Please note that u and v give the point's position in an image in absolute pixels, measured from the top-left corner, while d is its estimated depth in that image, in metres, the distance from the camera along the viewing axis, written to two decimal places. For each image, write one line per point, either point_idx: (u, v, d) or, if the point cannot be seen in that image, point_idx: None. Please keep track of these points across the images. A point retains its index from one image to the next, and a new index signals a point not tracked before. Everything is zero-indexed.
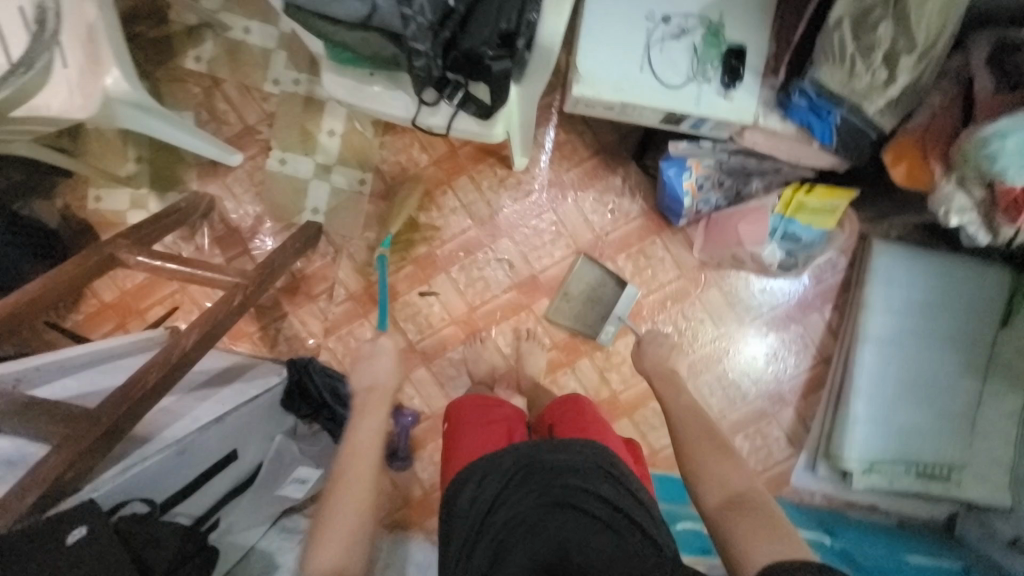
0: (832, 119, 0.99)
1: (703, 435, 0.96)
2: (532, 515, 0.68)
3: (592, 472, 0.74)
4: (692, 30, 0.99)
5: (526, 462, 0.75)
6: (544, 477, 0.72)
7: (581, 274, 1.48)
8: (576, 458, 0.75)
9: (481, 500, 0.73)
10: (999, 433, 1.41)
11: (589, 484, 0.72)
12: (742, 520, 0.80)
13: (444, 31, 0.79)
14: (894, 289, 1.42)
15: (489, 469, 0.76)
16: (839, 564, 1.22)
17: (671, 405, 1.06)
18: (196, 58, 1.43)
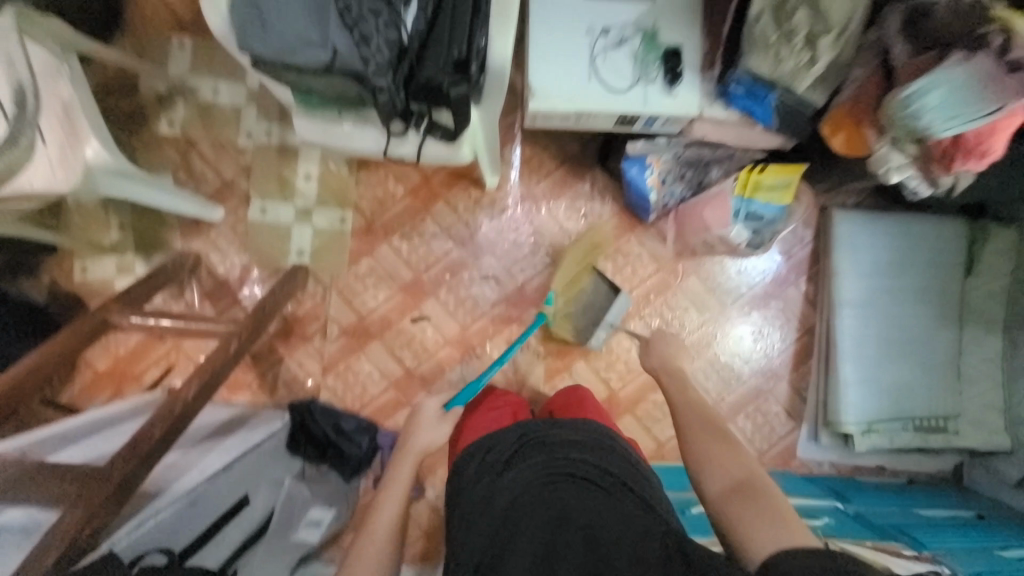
0: (769, 101, 1.07)
1: (705, 427, 0.95)
2: (533, 479, 0.73)
3: (588, 441, 0.80)
4: (630, 38, 1.07)
5: (527, 437, 0.81)
6: (540, 446, 0.78)
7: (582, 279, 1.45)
8: (573, 432, 0.81)
9: (486, 470, 0.79)
10: (985, 377, 1.47)
11: (583, 451, 0.77)
12: (747, 507, 0.79)
13: (402, 66, 0.86)
14: (859, 253, 1.50)
15: (490, 447, 0.83)
16: (856, 526, 1.23)
17: (675, 397, 1.05)
18: (169, 123, 1.49)
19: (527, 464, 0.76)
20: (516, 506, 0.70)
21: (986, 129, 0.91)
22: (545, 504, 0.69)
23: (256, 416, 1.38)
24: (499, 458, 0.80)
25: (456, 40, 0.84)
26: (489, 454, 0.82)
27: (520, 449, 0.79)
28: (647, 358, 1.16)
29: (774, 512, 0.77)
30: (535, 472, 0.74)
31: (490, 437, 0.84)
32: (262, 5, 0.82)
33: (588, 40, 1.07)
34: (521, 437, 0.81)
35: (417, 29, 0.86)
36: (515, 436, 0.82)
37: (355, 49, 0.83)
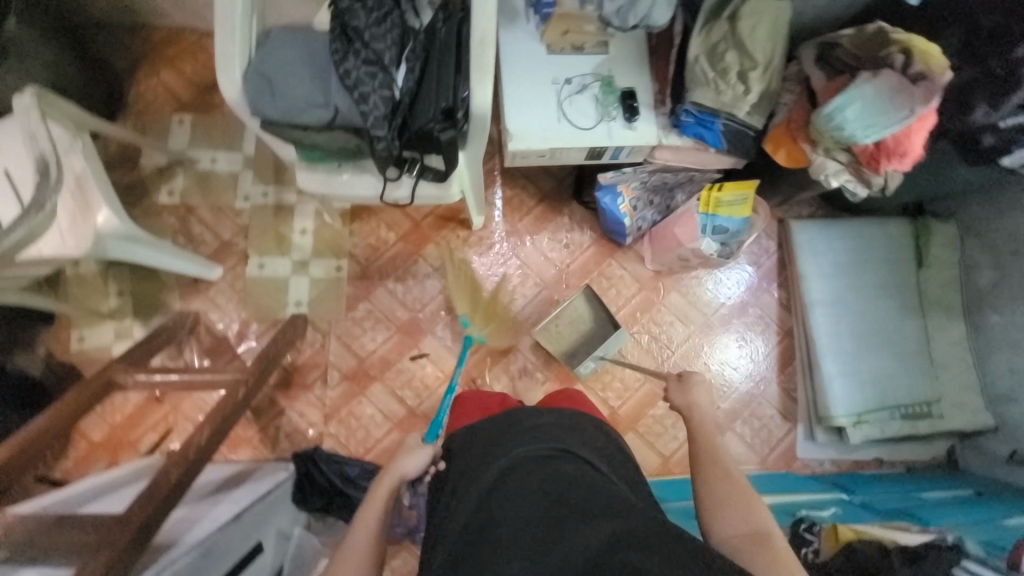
0: (717, 127, 1.21)
1: (720, 470, 0.88)
2: (521, 460, 0.69)
3: (584, 422, 0.79)
4: (591, 84, 1.23)
5: (510, 421, 0.77)
6: (537, 428, 0.74)
7: (576, 305, 1.56)
8: (559, 416, 0.77)
9: (471, 457, 0.74)
10: (957, 360, 1.57)
11: (580, 438, 0.75)
12: (764, 561, 0.75)
13: (396, 118, 0.98)
14: (820, 257, 1.63)
15: (484, 429, 0.78)
16: (861, 513, 1.27)
17: (692, 433, 0.96)
18: (169, 193, 1.57)
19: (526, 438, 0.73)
20: (515, 475, 0.67)
21: (902, 134, 1.07)
22: (546, 472, 0.67)
23: (257, 470, 1.37)
24: (481, 443, 0.75)
25: (443, 93, 0.97)
26: (471, 441, 0.78)
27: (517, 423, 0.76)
28: (678, 397, 1.03)
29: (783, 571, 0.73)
30: (534, 445, 0.71)
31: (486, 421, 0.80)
32: (273, 76, 0.94)
33: (554, 88, 1.22)
34: (518, 418, 0.77)
35: (409, 85, 0.98)
36: (511, 416, 0.78)
37: (355, 106, 0.95)
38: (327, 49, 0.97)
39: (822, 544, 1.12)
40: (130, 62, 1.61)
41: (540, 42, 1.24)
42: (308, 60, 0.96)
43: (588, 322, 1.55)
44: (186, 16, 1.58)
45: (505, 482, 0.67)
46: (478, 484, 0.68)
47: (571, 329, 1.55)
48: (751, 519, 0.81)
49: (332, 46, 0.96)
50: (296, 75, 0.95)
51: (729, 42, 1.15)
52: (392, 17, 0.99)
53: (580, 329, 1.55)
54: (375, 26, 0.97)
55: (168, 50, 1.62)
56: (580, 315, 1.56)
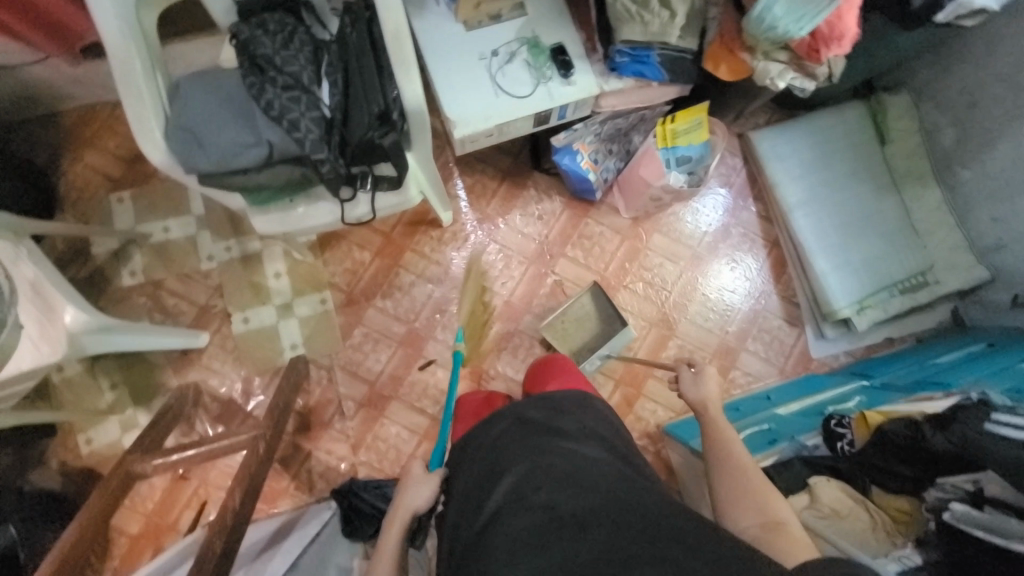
0: (653, 59, 1.18)
1: (733, 464, 0.92)
2: (522, 454, 0.80)
3: (573, 411, 0.91)
4: (518, 50, 1.19)
5: (509, 416, 0.90)
6: (532, 421, 0.87)
7: (582, 302, 1.57)
8: (548, 408, 0.91)
9: (481, 453, 0.87)
10: (940, 223, 1.59)
11: (569, 425, 0.87)
12: (783, 545, 0.80)
13: (333, 135, 0.95)
14: (786, 161, 1.63)
15: (487, 428, 0.91)
16: (881, 394, 1.30)
17: (708, 421, 1.03)
18: (131, 274, 1.53)
19: (522, 432, 0.85)
20: (512, 465, 0.78)
21: (834, 17, 1.05)
22: (536, 461, 0.77)
23: (302, 518, 1.38)
24: (488, 438, 0.88)
25: (372, 98, 0.94)
26: (480, 435, 0.91)
27: (514, 423, 0.88)
28: (690, 390, 1.10)
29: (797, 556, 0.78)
30: (527, 439, 0.83)
31: (487, 425, 0.92)
32: (195, 128, 0.90)
33: (483, 63, 1.19)
34: (513, 417, 0.89)
35: (336, 101, 0.95)
36: (510, 416, 0.90)
37: (288, 135, 0.91)
38: (242, 85, 0.93)
39: (855, 433, 1.11)
40: (51, 153, 1.54)
41: (456, 20, 1.19)
42: (225, 102, 0.92)
43: (595, 320, 1.57)
44: (93, 92, 1.51)
45: (503, 473, 0.78)
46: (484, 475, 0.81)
47: (579, 326, 1.57)
48: (766, 508, 0.86)
49: (245, 82, 0.92)
50: (217, 121, 0.91)
51: None
52: (298, 36, 0.95)
53: (587, 327, 1.57)
54: (284, 50, 0.93)
55: (86, 131, 1.55)
56: (586, 312, 1.57)
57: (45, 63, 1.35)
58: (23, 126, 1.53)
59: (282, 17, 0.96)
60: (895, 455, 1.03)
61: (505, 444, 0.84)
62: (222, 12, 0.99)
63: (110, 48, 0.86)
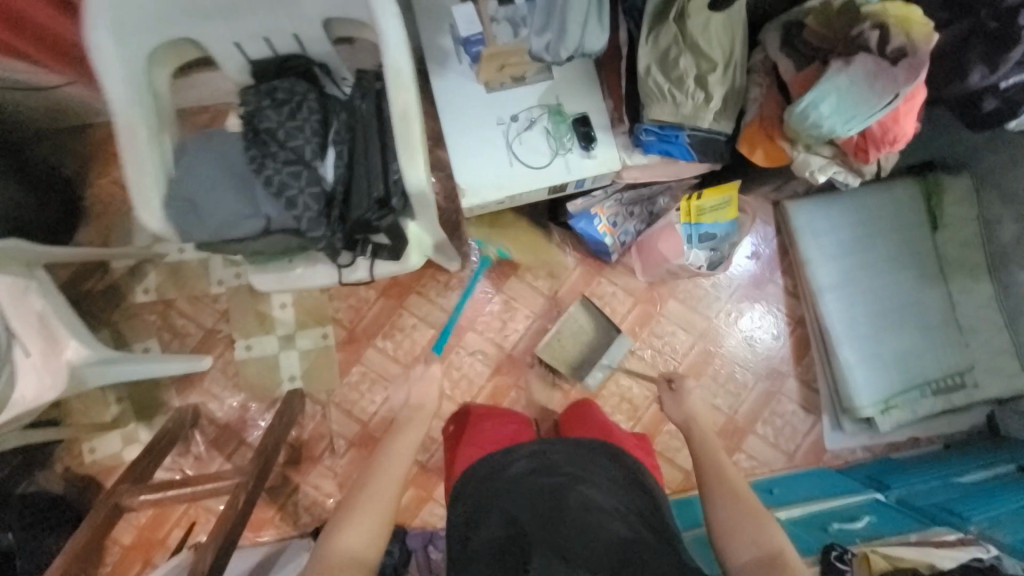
0: (682, 140, 1.10)
1: (741, 518, 0.88)
2: (543, 500, 0.79)
3: (599, 456, 0.87)
4: (539, 117, 1.14)
5: (534, 451, 0.87)
6: (557, 464, 0.84)
7: (576, 317, 1.54)
8: (573, 450, 0.87)
9: (499, 479, 0.84)
10: (986, 323, 1.46)
11: (594, 472, 0.84)
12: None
13: (333, 211, 0.92)
14: (822, 238, 1.51)
15: (505, 457, 0.88)
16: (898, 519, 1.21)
17: (698, 446, 1.06)
18: (144, 291, 1.56)
19: (537, 474, 0.83)
20: (531, 509, 0.77)
21: (888, 119, 0.95)
22: (551, 508, 0.77)
23: (284, 553, 1.39)
24: (510, 466, 0.86)
25: (374, 181, 0.91)
26: (501, 459, 0.88)
27: (530, 460, 0.86)
28: (673, 406, 1.21)
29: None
30: (544, 485, 0.81)
31: (499, 453, 0.89)
32: (195, 199, 0.89)
33: (501, 129, 1.13)
34: (533, 452, 0.87)
35: (340, 174, 0.92)
36: (527, 451, 0.87)
37: (286, 211, 0.89)
38: (243, 156, 0.90)
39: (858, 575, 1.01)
40: (79, 166, 1.58)
41: (478, 80, 1.14)
42: (226, 172, 0.90)
43: (589, 331, 1.53)
44: None
45: (520, 514, 0.77)
46: (501, 507, 0.79)
47: (574, 341, 1.54)
48: (763, 541, 0.85)
49: (247, 154, 0.90)
50: (217, 191, 0.89)
51: (681, 46, 1.03)
52: (307, 106, 0.92)
53: (582, 342, 1.54)
54: (289, 122, 0.91)
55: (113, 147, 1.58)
56: (581, 327, 1.54)
57: (77, 87, 1.38)
58: (54, 136, 1.57)
59: (293, 83, 0.93)
60: None
61: (518, 481, 0.83)
62: (235, 70, 0.97)
63: (117, 115, 0.84)
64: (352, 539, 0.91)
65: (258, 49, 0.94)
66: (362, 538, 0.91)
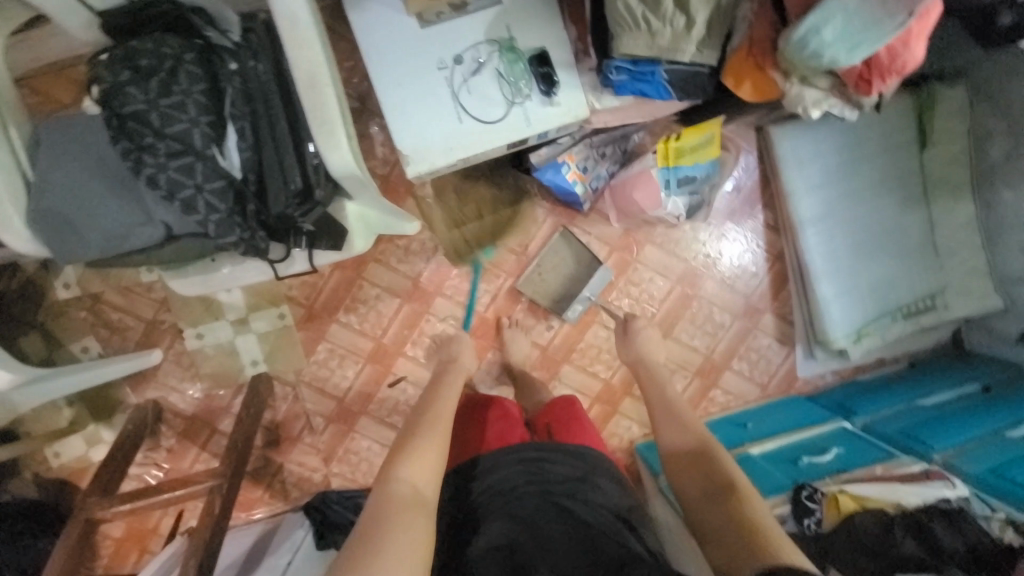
0: (659, 77, 0.92)
1: (691, 455, 0.90)
2: (549, 512, 0.74)
3: (598, 472, 0.84)
4: (488, 58, 0.94)
5: (536, 458, 0.82)
6: (558, 474, 0.81)
7: (557, 248, 1.46)
8: (574, 463, 0.83)
9: (500, 486, 0.79)
10: (964, 244, 1.43)
11: (594, 488, 0.81)
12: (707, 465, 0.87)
13: (247, 208, 0.76)
14: (807, 168, 1.40)
15: (504, 461, 0.83)
16: (866, 454, 1.26)
17: (650, 380, 1.10)
18: (64, 286, 1.38)
19: (532, 481, 0.79)
20: (535, 521, 0.73)
21: (899, 42, 0.80)
22: (545, 517, 0.74)
23: (279, 530, 1.39)
24: (512, 470, 0.81)
25: (289, 171, 0.75)
26: (503, 466, 0.82)
27: (529, 464, 0.82)
28: (626, 348, 1.18)
29: (783, 546, 0.70)
30: (535, 496, 0.77)
31: (496, 453, 0.84)
32: (65, 210, 0.72)
33: (443, 76, 0.93)
34: (534, 458, 0.82)
35: (246, 159, 0.74)
36: (527, 454, 0.83)
37: (186, 215, 0.73)
38: (114, 150, 0.73)
39: (824, 513, 1.11)
40: None
41: (407, 13, 0.91)
42: (101, 171, 0.73)
43: (571, 262, 1.47)
44: None
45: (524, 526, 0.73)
46: (502, 516, 0.74)
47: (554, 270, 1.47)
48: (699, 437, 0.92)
49: (119, 148, 0.72)
50: (91, 197, 0.72)
51: None
52: (184, 72, 0.72)
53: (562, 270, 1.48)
54: (163, 98, 0.71)
55: None
56: (562, 258, 1.47)
57: None
58: None
59: (159, 45, 0.73)
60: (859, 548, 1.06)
61: (512, 488, 0.78)
62: (81, 27, 0.80)
63: None
64: (412, 474, 0.76)
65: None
66: (420, 467, 0.77)
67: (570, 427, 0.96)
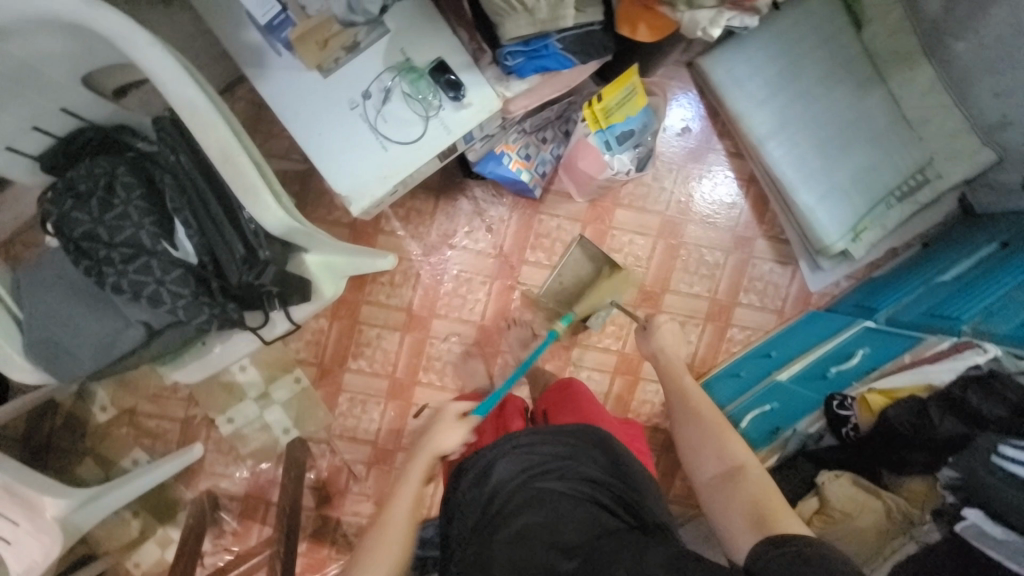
0: (553, 48, 0.95)
1: (721, 470, 0.88)
2: (543, 499, 0.76)
3: (588, 448, 0.85)
4: (393, 83, 0.98)
5: (526, 444, 0.84)
6: (550, 457, 0.82)
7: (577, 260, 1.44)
8: (564, 446, 0.84)
9: (496, 482, 0.81)
10: (934, 108, 1.37)
11: (587, 466, 0.82)
12: (739, 488, 0.84)
13: (210, 285, 0.82)
14: (747, 86, 1.38)
15: (493, 454, 0.84)
16: None
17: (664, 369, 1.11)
18: (102, 409, 1.49)
19: (520, 469, 0.81)
20: (534, 510, 0.75)
21: None
22: (544, 503, 0.76)
23: None
24: (506, 465, 0.82)
25: (232, 240, 0.80)
26: (498, 461, 0.83)
27: (517, 455, 0.83)
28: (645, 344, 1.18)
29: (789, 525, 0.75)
30: (525, 484, 0.79)
31: (488, 448, 0.86)
32: (54, 335, 0.80)
33: (357, 113, 0.99)
34: (525, 444, 0.84)
35: (196, 244, 0.81)
36: (519, 442, 0.84)
37: (157, 310, 0.80)
38: (79, 271, 0.81)
39: (858, 417, 1.15)
40: None
41: (308, 69, 0.98)
42: (73, 293, 0.81)
43: (591, 272, 1.44)
44: None
45: (524, 515, 0.75)
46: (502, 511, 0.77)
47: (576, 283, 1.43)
48: (724, 454, 0.89)
49: (82, 268, 0.80)
50: (72, 317, 0.80)
51: None
52: (120, 185, 0.81)
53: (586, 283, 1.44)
54: (107, 214, 0.80)
55: None
56: (581, 267, 1.44)
57: None
58: None
59: (95, 171, 0.82)
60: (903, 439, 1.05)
61: (504, 480, 0.81)
62: (26, 174, 0.90)
63: None
64: None
65: (35, 142, 0.87)
66: None
67: (565, 409, 1.00)
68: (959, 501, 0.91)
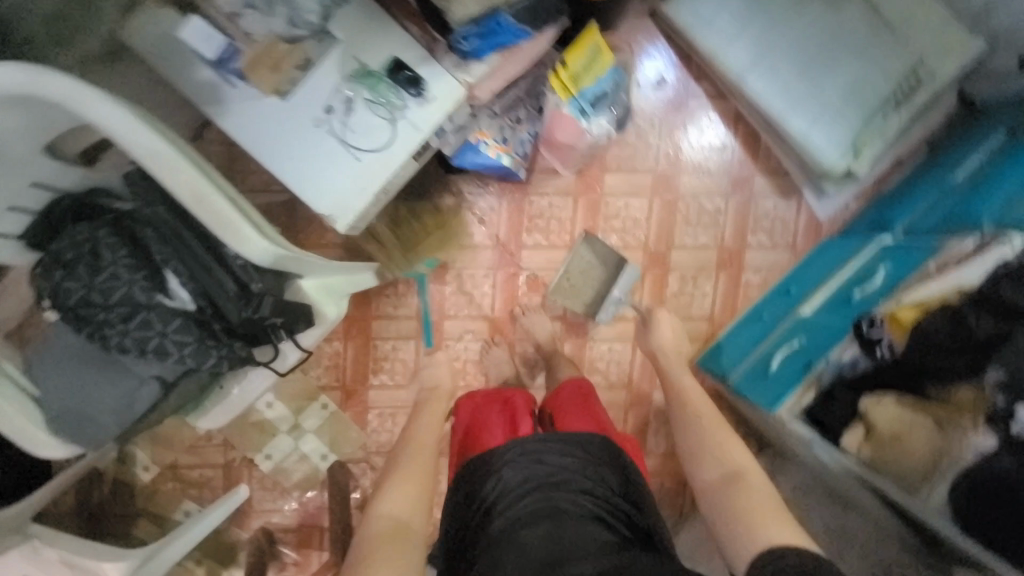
0: (506, 23, 0.93)
1: (720, 476, 0.93)
2: (541, 509, 0.79)
3: (594, 460, 0.87)
4: (354, 91, 0.96)
5: (535, 451, 0.86)
6: (556, 467, 0.85)
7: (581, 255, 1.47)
8: (572, 457, 0.86)
9: (501, 488, 0.83)
10: (915, 5, 1.29)
11: (590, 480, 0.84)
12: (736, 491, 0.89)
13: (211, 326, 0.82)
14: (716, 23, 1.32)
15: (502, 460, 0.86)
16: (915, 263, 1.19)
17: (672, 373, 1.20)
18: (144, 468, 1.52)
19: (526, 477, 0.83)
20: (531, 520, 0.77)
21: None
22: (541, 515, 0.78)
23: None
24: (513, 472, 0.85)
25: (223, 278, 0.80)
26: (506, 467, 0.85)
27: (523, 462, 0.85)
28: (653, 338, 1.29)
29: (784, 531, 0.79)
30: (526, 494, 0.81)
31: (499, 451, 0.88)
32: (75, 406, 0.81)
33: (324, 128, 0.97)
34: (535, 450, 0.86)
35: (191, 290, 0.81)
36: (530, 448, 0.87)
37: (165, 362, 0.81)
38: (83, 339, 0.82)
39: (891, 335, 1.12)
40: None
41: (267, 96, 0.96)
42: (84, 361, 0.82)
43: (598, 267, 1.47)
44: None
45: (522, 526, 0.77)
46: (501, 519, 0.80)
47: (585, 279, 1.47)
48: (725, 459, 0.95)
49: (85, 335, 0.81)
50: (88, 385, 0.81)
51: None
52: (105, 247, 0.81)
53: (594, 276, 1.47)
54: (97, 277, 0.80)
55: None
56: (588, 263, 1.47)
57: None
58: None
59: (77, 240, 0.82)
60: (941, 349, 1.02)
61: (508, 488, 0.83)
62: (15, 254, 0.91)
63: None
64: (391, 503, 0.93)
65: (16, 222, 0.88)
66: (400, 502, 0.92)
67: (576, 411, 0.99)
68: (1010, 400, 0.93)
